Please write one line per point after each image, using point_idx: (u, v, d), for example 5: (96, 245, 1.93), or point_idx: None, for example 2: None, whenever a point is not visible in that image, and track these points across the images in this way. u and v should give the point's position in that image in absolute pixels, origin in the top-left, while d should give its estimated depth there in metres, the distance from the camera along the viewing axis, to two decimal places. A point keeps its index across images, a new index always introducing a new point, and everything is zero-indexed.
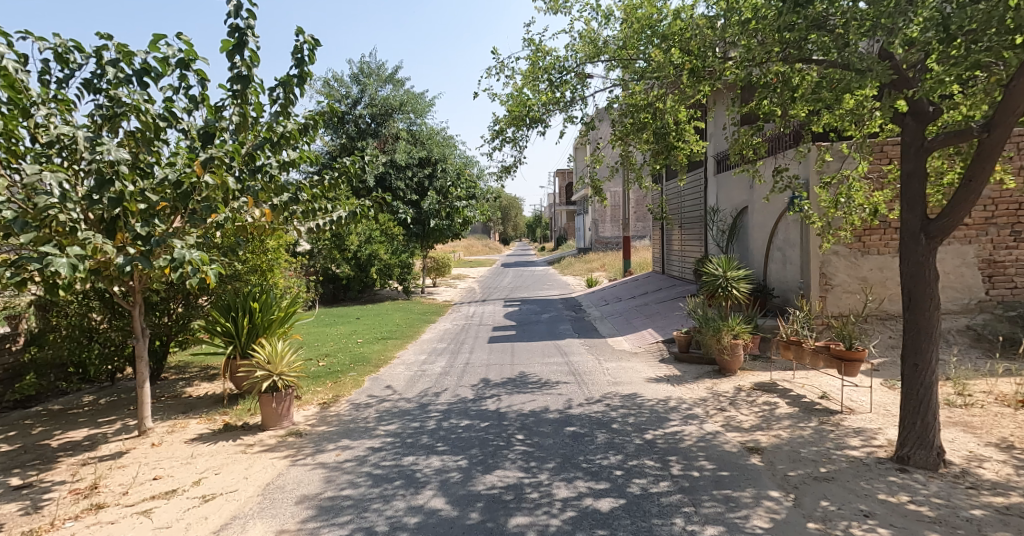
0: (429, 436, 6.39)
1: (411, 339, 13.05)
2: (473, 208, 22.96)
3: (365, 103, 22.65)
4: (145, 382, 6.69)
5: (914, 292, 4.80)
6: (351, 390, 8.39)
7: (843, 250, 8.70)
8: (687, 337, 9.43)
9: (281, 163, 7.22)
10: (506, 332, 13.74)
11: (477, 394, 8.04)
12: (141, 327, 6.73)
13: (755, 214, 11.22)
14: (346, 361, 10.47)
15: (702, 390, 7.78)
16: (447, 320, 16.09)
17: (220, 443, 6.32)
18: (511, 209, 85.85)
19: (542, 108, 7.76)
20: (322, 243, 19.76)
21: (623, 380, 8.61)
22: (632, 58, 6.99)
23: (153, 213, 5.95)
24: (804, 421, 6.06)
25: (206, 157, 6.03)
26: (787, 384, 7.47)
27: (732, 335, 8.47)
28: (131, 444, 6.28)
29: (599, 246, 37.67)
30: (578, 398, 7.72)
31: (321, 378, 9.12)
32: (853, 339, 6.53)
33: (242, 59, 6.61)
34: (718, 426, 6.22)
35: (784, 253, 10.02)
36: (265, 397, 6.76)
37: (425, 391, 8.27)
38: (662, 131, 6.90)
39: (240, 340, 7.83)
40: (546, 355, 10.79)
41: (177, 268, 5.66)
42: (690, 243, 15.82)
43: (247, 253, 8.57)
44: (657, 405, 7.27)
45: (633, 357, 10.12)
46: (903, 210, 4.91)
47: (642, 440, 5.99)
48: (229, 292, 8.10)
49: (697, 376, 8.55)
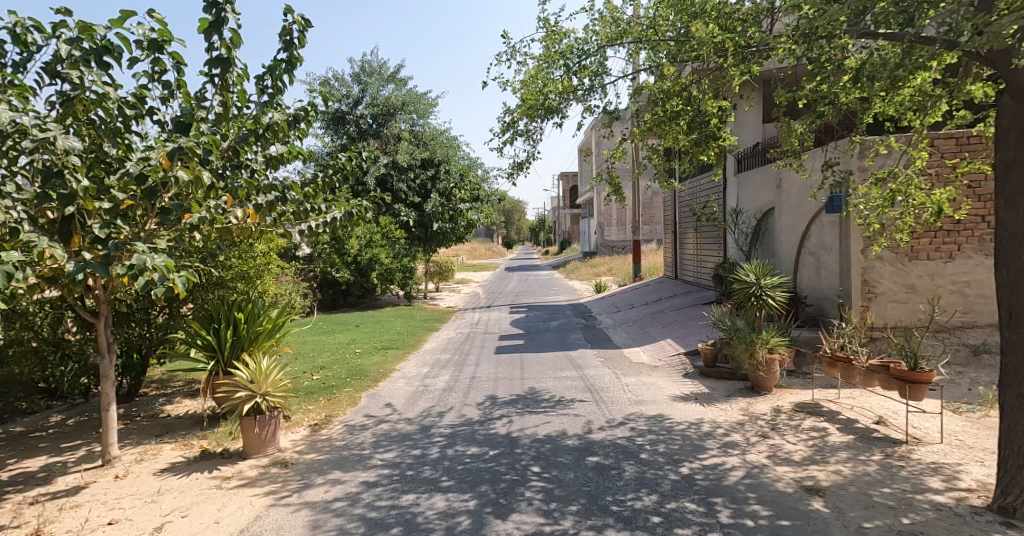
0: (432, 467, 5.60)
1: (413, 349, 12.25)
2: (477, 212, 22.21)
3: (366, 103, 21.93)
4: (111, 404, 5.85)
5: (1015, 307, 4.06)
6: (345, 410, 7.59)
7: (889, 256, 7.95)
8: (714, 350, 8.68)
9: (275, 158, 6.38)
10: (514, 342, 12.95)
11: (485, 414, 7.24)
12: (108, 343, 5.89)
13: (783, 214, 10.44)
14: (342, 374, 9.71)
15: (736, 412, 7.00)
16: (451, 328, 15.29)
17: (193, 475, 5.52)
18: (515, 213, 85.06)
19: (559, 97, 6.98)
20: (321, 247, 18.99)
21: (647, 398, 7.81)
22: (661, 40, 6.27)
23: (119, 212, 5.08)
24: (864, 453, 5.27)
25: (173, 149, 5.17)
26: (834, 406, 6.72)
27: (766, 349, 7.70)
28: (91, 477, 5.45)
29: (605, 250, 36.95)
30: (598, 421, 6.93)
31: (314, 394, 8.34)
32: (917, 358, 5.70)
33: (222, 38, 5.81)
34: (764, 459, 5.44)
35: (817, 258, 9.27)
36: (246, 422, 5.95)
37: (428, 410, 7.47)
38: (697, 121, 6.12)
39: (222, 354, 7.04)
40: (558, 368, 10.00)
41: (137, 276, 4.74)
42: (707, 248, 15.02)
43: (233, 258, 7.80)
44: (688, 430, 6.48)
45: (653, 371, 9.33)
46: (1001, 208, 4.14)
47: (679, 476, 5.19)
48: (211, 301, 7.33)
49: (728, 394, 7.76)
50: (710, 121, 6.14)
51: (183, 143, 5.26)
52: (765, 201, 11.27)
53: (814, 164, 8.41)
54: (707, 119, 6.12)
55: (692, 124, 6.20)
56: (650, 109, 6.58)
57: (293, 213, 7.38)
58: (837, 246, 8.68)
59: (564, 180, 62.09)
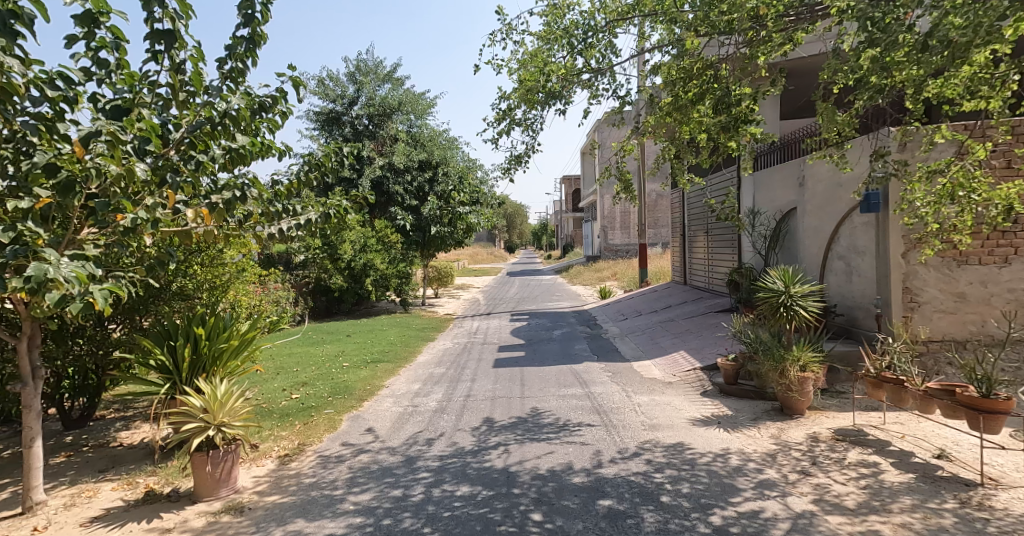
0: (413, 514, 4.73)
1: (405, 363, 11.35)
2: (478, 215, 21.38)
3: (362, 103, 21.05)
4: (37, 439, 4.98)
5: None
6: (321, 435, 6.72)
7: (934, 261, 7.18)
8: (735, 366, 7.83)
9: (238, 149, 5.46)
10: (514, 353, 12.05)
11: (480, 442, 6.34)
12: (33, 367, 5.01)
13: (806, 215, 9.58)
14: (324, 393, 8.80)
15: (767, 440, 6.11)
16: (448, 338, 14.39)
17: (128, 525, 4.65)
18: (516, 217, 84.14)
19: (564, 81, 6.12)
20: (314, 252, 18.07)
21: (663, 423, 6.92)
22: (680, 9, 5.41)
23: (28, 214, 4.24)
24: (933, 499, 4.39)
25: (85, 134, 4.29)
26: (882, 434, 5.85)
27: (798, 367, 6.82)
28: (4, 530, 4.59)
29: (608, 253, 36.16)
30: (609, 451, 6.04)
31: (289, 417, 7.48)
32: (990, 383, 4.83)
33: (164, 7, 4.97)
34: (810, 504, 4.55)
35: (848, 262, 8.45)
36: (197, 459, 5.04)
37: (414, 436, 6.58)
38: (724, 103, 5.26)
39: (179, 376, 6.15)
40: (562, 384, 9.10)
41: (40, 290, 3.87)
42: (719, 252, 14.16)
43: (195, 266, 6.91)
44: (714, 464, 5.59)
45: (667, 388, 8.44)
46: None
47: (709, 528, 4.30)
48: (168, 315, 6.44)
49: (755, 418, 6.87)
50: (740, 101, 5.21)
51: (99, 127, 4.38)
52: (786, 201, 10.42)
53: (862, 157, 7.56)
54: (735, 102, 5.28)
55: (720, 109, 5.33)
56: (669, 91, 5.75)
57: (263, 214, 6.53)
58: (872, 248, 7.85)
59: (565, 182, 61.31)
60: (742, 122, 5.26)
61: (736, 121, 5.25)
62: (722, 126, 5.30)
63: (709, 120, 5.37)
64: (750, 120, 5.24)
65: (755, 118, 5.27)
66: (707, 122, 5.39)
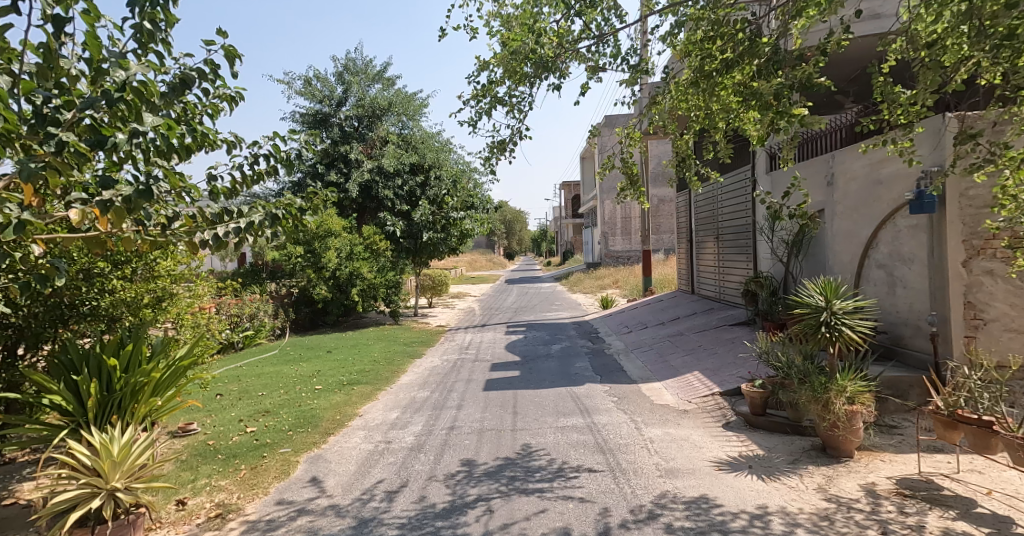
0: None
1: (385, 385, 10.16)
2: (473, 220, 20.25)
3: (351, 104, 19.83)
4: None
5: None
6: (270, 485, 5.57)
7: (1003, 272, 6.08)
8: (764, 395, 6.67)
9: (146, 132, 4.31)
10: (508, 372, 10.83)
11: (459, 497, 5.16)
12: None
13: (837, 217, 8.41)
14: (285, 425, 7.59)
15: (813, 495, 4.95)
16: (437, 354, 13.15)
17: None
18: (514, 223, 83.09)
19: (558, 48, 5.27)
20: (296, 260, 16.83)
21: (682, 468, 5.74)
22: None
23: None
24: None
25: None
26: (959, 489, 4.77)
27: (845, 399, 5.67)
28: None
29: (609, 260, 35.05)
30: (617, 509, 4.87)
31: (234, 459, 6.29)
32: None
33: None
34: None
35: (891, 272, 7.30)
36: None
37: (378, 487, 5.41)
38: (773, 62, 4.29)
39: (80, 417, 4.93)
40: (561, 412, 7.89)
41: None
42: (731, 259, 12.99)
43: (115, 281, 5.80)
44: (753, 532, 4.43)
45: (683, 419, 7.25)
46: None
47: None
48: (72, 342, 5.22)
49: (795, 461, 5.69)
50: (792, 56, 4.29)
51: None
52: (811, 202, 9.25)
53: (934, 147, 6.35)
54: (794, 61, 4.34)
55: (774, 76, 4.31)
56: (698, 52, 4.94)
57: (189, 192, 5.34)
58: (923, 256, 6.72)
59: (565, 188, 60.27)
60: (799, 87, 4.25)
61: (790, 84, 4.20)
62: (776, 88, 4.23)
63: (758, 85, 4.38)
64: (812, 82, 4.22)
65: (815, 81, 4.22)
66: (760, 87, 4.34)
